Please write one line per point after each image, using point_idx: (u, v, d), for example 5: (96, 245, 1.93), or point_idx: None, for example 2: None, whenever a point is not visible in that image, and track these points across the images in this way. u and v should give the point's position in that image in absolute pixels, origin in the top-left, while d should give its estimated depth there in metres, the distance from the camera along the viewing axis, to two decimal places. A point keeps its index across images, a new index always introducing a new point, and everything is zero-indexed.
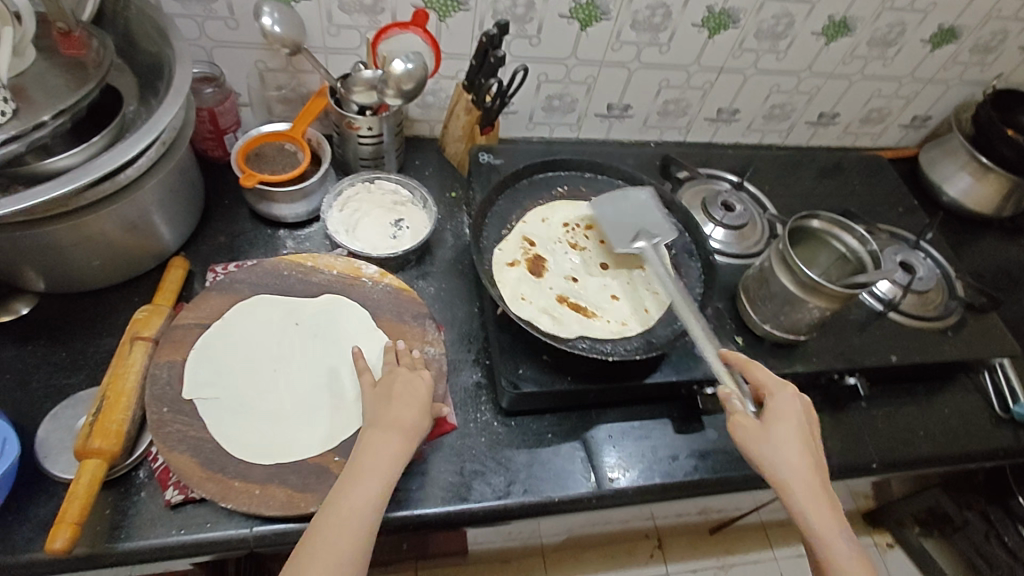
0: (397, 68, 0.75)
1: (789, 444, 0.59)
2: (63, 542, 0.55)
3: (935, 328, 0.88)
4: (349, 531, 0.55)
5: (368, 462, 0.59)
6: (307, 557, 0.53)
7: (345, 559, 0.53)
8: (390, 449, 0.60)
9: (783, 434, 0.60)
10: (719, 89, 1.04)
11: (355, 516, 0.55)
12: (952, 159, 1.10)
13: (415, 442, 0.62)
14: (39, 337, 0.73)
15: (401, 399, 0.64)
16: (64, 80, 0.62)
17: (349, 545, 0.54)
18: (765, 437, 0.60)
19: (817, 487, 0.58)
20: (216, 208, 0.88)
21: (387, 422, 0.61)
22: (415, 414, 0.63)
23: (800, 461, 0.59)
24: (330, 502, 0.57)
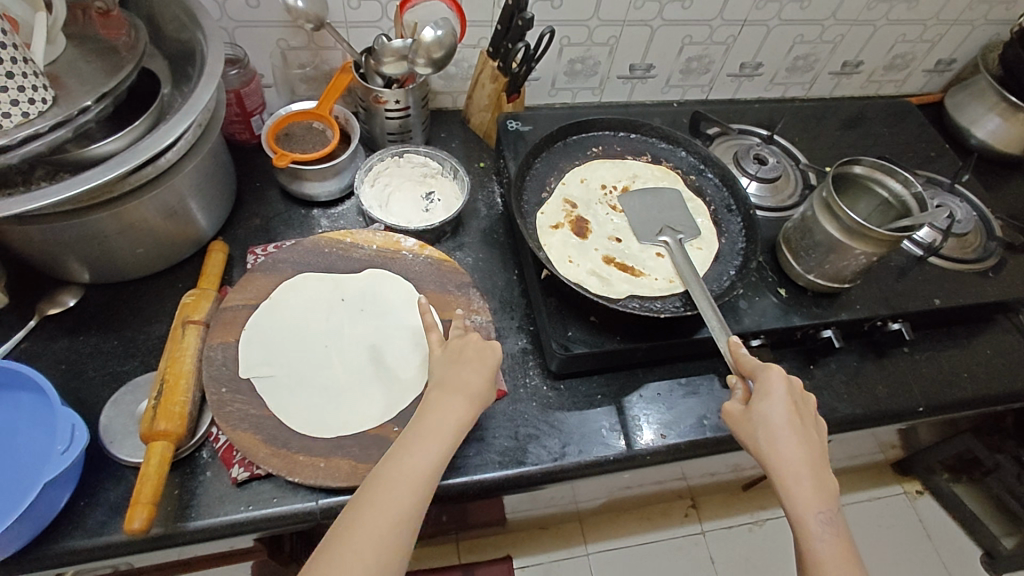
0: (426, 35, 0.75)
1: (781, 437, 0.57)
2: (142, 522, 0.56)
3: (975, 270, 0.88)
4: (412, 486, 0.55)
5: (431, 424, 0.59)
6: (371, 506, 0.54)
7: (404, 513, 0.54)
8: (456, 412, 0.60)
9: (775, 427, 0.57)
10: (742, 43, 1.03)
11: (414, 474, 0.56)
12: (981, 101, 1.09)
13: (481, 408, 0.62)
14: (90, 327, 0.74)
15: (469, 364, 0.64)
16: (98, 67, 0.61)
17: (410, 500, 0.55)
18: (758, 430, 0.58)
19: (810, 483, 0.56)
20: (248, 192, 0.88)
21: (456, 386, 0.62)
22: (485, 380, 0.63)
23: (793, 457, 0.56)
24: (390, 458, 0.58)
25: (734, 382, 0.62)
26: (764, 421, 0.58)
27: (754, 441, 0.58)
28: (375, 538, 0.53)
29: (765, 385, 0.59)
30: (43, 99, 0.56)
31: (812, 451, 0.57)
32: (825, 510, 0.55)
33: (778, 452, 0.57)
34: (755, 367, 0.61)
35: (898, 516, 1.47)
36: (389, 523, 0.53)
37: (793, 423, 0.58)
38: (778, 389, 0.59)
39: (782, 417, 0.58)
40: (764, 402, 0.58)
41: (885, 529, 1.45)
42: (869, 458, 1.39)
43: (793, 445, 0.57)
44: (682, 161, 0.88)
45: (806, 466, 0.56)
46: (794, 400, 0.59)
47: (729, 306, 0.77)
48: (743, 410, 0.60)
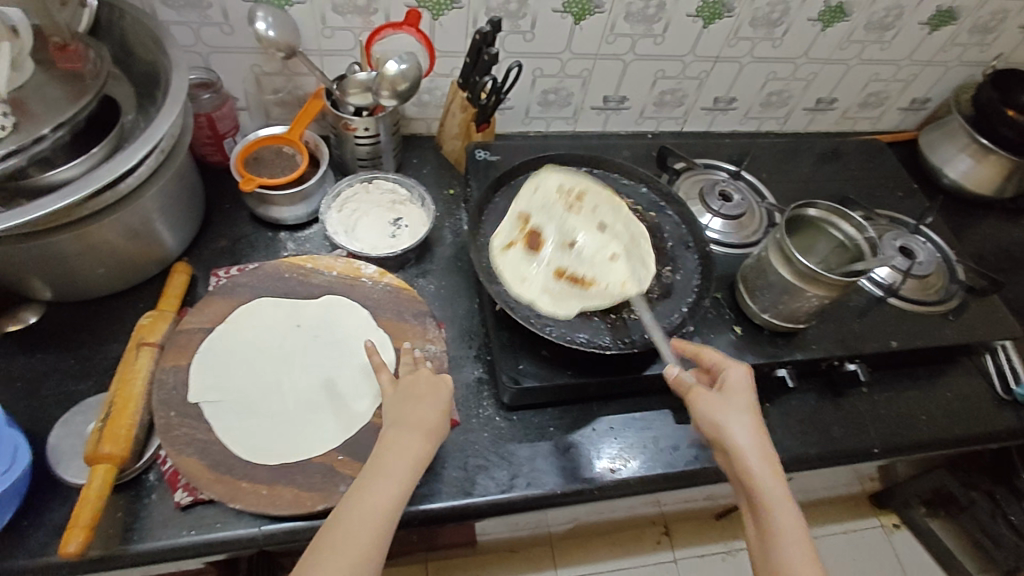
0: (391, 68, 0.77)
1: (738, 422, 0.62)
2: (77, 546, 0.57)
3: (936, 312, 0.88)
4: (373, 523, 0.55)
5: (391, 461, 0.59)
6: (330, 547, 0.54)
7: (365, 550, 0.54)
8: (413, 447, 0.61)
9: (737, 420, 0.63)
10: (715, 78, 1.04)
11: (372, 512, 0.56)
12: (952, 141, 1.09)
13: (437, 442, 0.63)
14: (48, 345, 0.75)
15: (426, 400, 0.65)
16: (63, 93, 0.62)
17: (370, 539, 0.55)
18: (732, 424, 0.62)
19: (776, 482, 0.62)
20: (217, 213, 0.89)
21: (411, 422, 0.62)
22: (440, 416, 0.64)
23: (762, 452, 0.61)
24: (348, 499, 0.57)
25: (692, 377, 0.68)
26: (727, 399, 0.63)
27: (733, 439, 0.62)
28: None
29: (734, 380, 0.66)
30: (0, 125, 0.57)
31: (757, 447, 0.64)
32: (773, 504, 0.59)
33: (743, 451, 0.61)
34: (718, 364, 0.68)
35: (873, 549, 1.46)
36: (351, 562, 0.53)
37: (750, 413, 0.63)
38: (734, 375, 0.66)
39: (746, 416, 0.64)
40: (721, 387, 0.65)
41: (860, 562, 1.43)
42: (844, 489, 1.38)
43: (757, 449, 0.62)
44: (642, 197, 0.88)
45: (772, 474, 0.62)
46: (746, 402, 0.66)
47: (683, 343, 0.78)
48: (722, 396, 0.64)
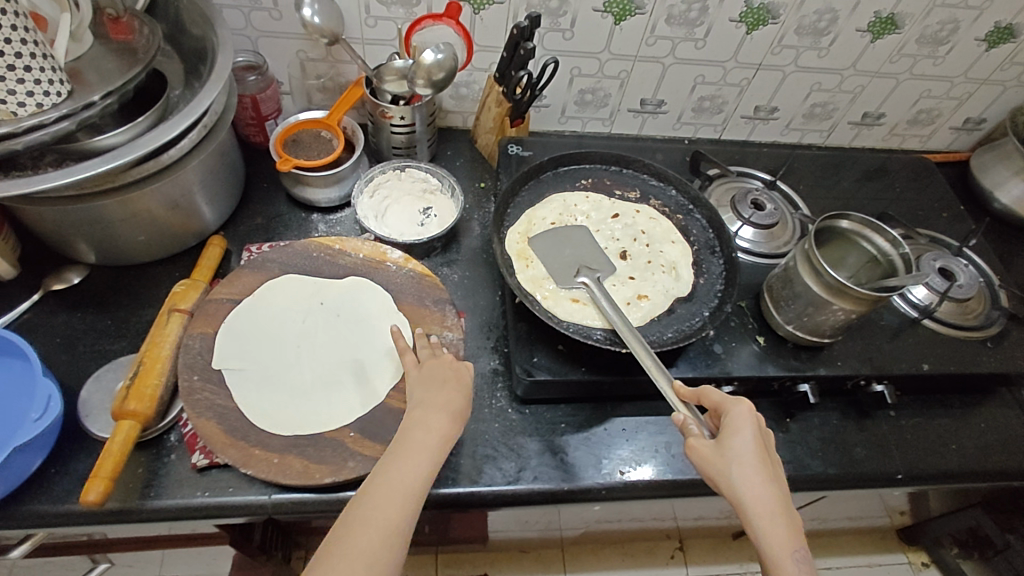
0: (427, 58, 0.79)
1: (746, 475, 0.54)
2: (96, 495, 0.59)
3: (974, 339, 0.84)
4: (402, 498, 0.56)
5: (418, 440, 0.60)
6: (358, 521, 0.54)
7: (394, 526, 0.54)
8: (439, 428, 0.61)
9: (737, 462, 0.55)
10: (757, 86, 1.02)
11: (403, 488, 0.56)
12: (1006, 164, 1.05)
13: (462, 425, 0.63)
14: (88, 306, 0.79)
15: (450, 384, 0.65)
16: (115, 65, 0.66)
17: (399, 514, 0.55)
18: (728, 463, 0.55)
19: (785, 525, 0.53)
20: (255, 191, 0.92)
21: (438, 402, 0.63)
22: (464, 400, 0.65)
23: (762, 496, 0.54)
24: (375, 475, 0.58)
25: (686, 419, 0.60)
26: (728, 454, 0.56)
27: (726, 479, 0.55)
28: (367, 550, 0.52)
29: (733, 420, 0.58)
30: (58, 91, 0.61)
31: (778, 482, 0.55)
32: (799, 550, 0.52)
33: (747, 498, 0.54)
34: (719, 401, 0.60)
35: None
36: (378, 537, 0.53)
37: (758, 461, 0.55)
38: (734, 412, 0.58)
39: (752, 456, 0.56)
40: (729, 436, 0.57)
41: None
42: (872, 521, 1.32)
43: (760, 492, 0.54)
44: (670, 199, 0.89)
45: (781, 518, 0.53)
46: (761, 439, 0.57)
47: (703, 349, 0.77)
48: (715, 445, 0.57)
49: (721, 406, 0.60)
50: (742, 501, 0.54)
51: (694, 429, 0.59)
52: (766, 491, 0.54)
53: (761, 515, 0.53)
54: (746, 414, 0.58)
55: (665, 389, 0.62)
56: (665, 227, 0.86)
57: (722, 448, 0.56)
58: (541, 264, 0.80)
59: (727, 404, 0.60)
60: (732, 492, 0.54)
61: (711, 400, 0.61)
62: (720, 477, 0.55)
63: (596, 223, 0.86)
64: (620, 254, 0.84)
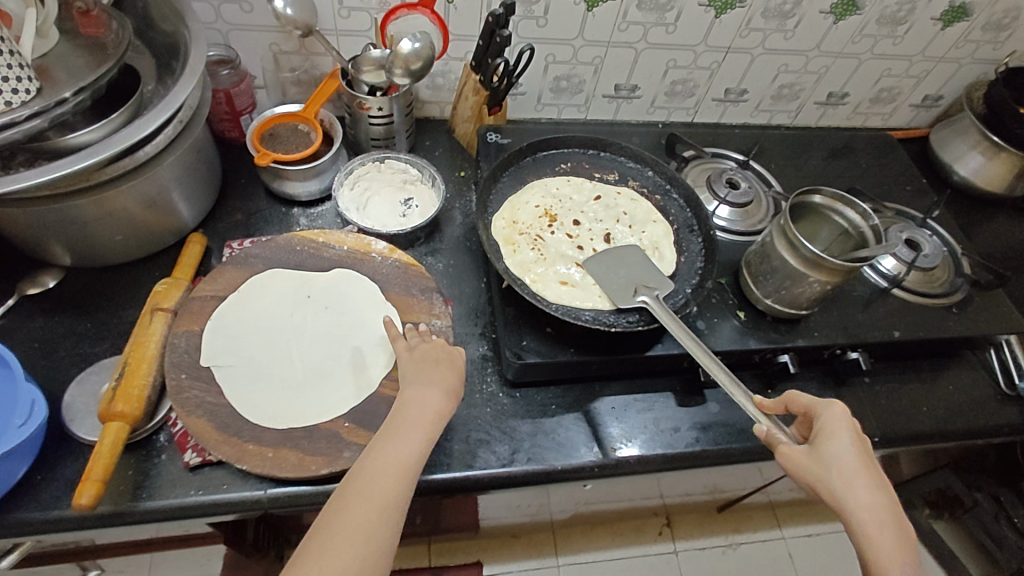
0: (404, 48, 0.79)
1: (853, 480, 0.55)
2: (89, 498, 0.58)
3: (940, 305, 0.88)
4: (396, 473, 0.56)
5: (413, 417, 0.60)
6: (354, 496, 0.54)
7: (390, 499, 0.55)
8: (433, 405, 0.62)
9: (849, 465, 0.56)
10: (727, 69, 1.04)
11: (398, 463, 0.57)
12: (964, 139, 1.09)
13: (455, 402, 0.64)
14: (66, 309, 0.77)
15: (442, 363, 0.66)
16: (84, 61, 0.64)
17: (395, 487, 0.55)
18: (827, 469, 0.56)
19: (892, 529, 0.53)
20: (232, 188, 0.91)
21: (432, 380, 0.64)
22: (458, 378, 0.66)
23: (870, 503, 0.54)
24: (372, 451, 0.58)
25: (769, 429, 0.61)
26: (831, 459, 0.56)
27: (828, 484, 0.55)
28: (363, 522, 0.53)
29: (829, 424, 0.59)
30: (27, 89, 0.59)
31: (880, 486, 0.56)
32: (908, 556, 0.52)
33: (855, 504, 0.54)
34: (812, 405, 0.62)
35: None
36: (374, 510, 0.54)
37: (860, 464, 0.56)
38: (830, 416, 0.59)
39: (853, 460, 0.56)
40: (829, 440, 0.57)
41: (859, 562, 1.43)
42: None
43: (873, 496, 0.54)
44: (648, 180, 0.91)
45: (888, 523, 0.53)
46: (859, 441, 0.58)
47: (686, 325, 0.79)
48: (809, 452, 0.58)
49: (813, 410, 0.61)
50: (846, 506, 0.54)
51: (782, 438, 0.60)
52: (877, 497, 0.54)
53: (866, 520, 0.53)
54: (842, 415, 0.59)
55: (744, 403, 0.62)
56: (646, 207, 0.87)
57: (815, 454, 0.57)
58: (527, 249, 0.81)
59: (819, 408, 0.61)
60: (836, 498, 0.55)
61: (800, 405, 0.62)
62: (818, 482, 0.56)
63: (579, 206, 0.87)
64: (604, 236, 0.85)
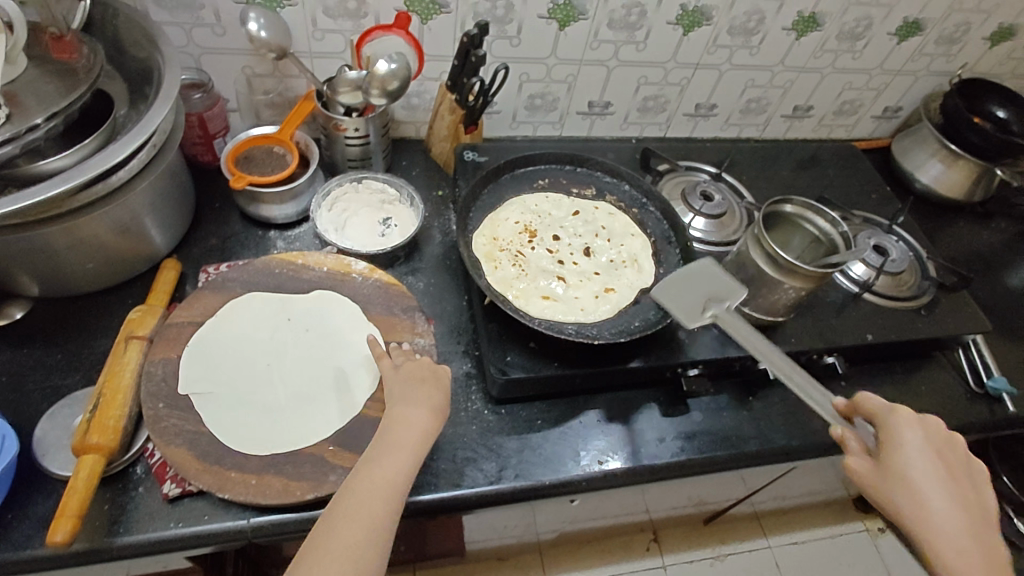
0: (381, 68, 0.80)
1: (928, 498, 0.56)
2: (63, 535, 0.56)
3: (909, 308, 0.91)
4: (384, 493, 0.56)
5: (399, 435, 0.60)
6: (341, 519, 0.53)
7: (378, 519, 0.54)
8: (420, 423, 0.61)
9: (921, 478, 0.57)
10: (696, 85, 1.07)
11: (385, 483, 0.56)
12: (924, 147, 1.14)
13: (442, 420, 0.64)
14: (35, 341, 0.75)
15: (428, 382, 0.66)
16: (55, 86, 0.63)
17: (383, 507, 0.55)
18: (893, 489, 0.57)
19: (975, 550, 0.54)
20: (207, 212, 0.90)
21: (418, 399, 0.63)
22: (444, 396, 0.65)
23: (947, 516, 0.56)
24: (358, 472, 0.58)
25: (845, 435, 0.62)
26: (903, 475, 0.57)
27: (896, 505, 0.57)
28: (351, 543, 0.52)
29: (895, 436, 0.59)
30: None
31: (958, 495, 0.57)
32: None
33: (931, 525, 0.55)
34: (879, 412, 0.61)
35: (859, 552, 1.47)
36: (362, 530, 0.53)
37: (931, 479, 0.57)
38: (903, 429, 0.59)
39: (925, 475, 0.57)
40: (898, 455, 0.58)
41: (844, 567, 1.45)
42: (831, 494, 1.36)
43: (949, 510, 0.56)
44: (624, 194, 0.93)
45: (971, 539, 0.55)
46: (934, 452, 0.58)
47: (667, 336, 0.80)
48: (877, 469, 0.59)
49: (879, 416, 0.61)
50: (924, 528, 0.56)
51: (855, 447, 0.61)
52: (956, 515, 0.56)
53: (950, 543, 0.55)
54: (908, 424, 0.59)
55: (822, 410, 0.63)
56: (624, 221, 0.89)
57: (882, 469, 0.59)
58: (508, 266, 0.82)
59: (885, 414, 0.61)
60: (918, 519, 0.56)
61: (869, 413, 0.62)
62: (889, 503, 0.57)
63: (558, 222, 0.88)
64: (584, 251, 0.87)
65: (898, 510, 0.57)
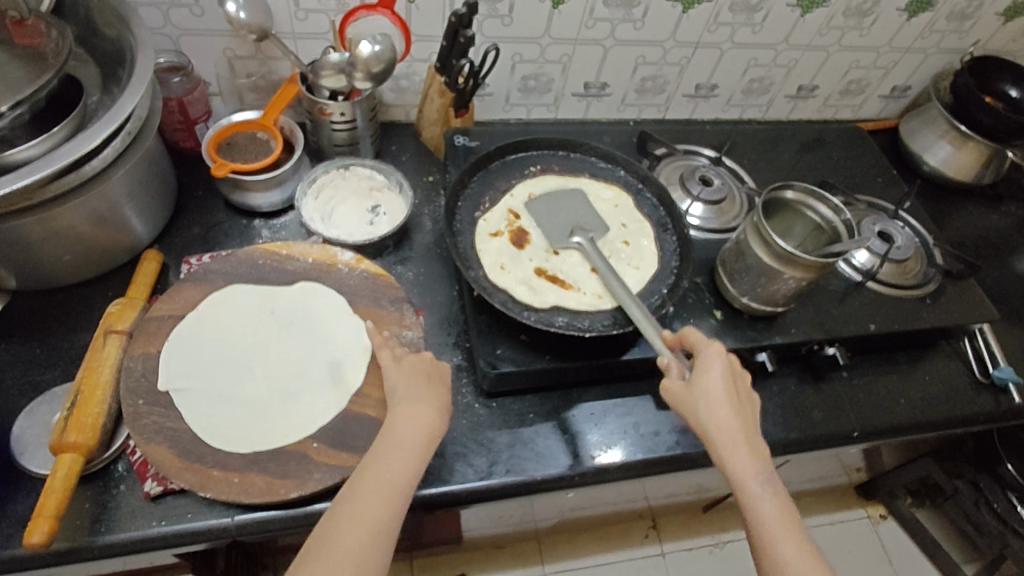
0: (364, 50, 0.76)
1: (717, 408, 0.61)
2: (41, 536, 0.55)
3: (914, 296, 0.89)
4: (388, 498, 0.54)
5: (403, 435, 0.58)
6: (344, 522, 0.52)
7: (382, 523, 0.53)
8: (425, 423, 0.60)
9: (716, 399, 0.61)
10: (697, 64, 1.03)
11: (389, 485, 0.55)
12: (932, 128, 1.10)
13: (447, 420, 0.62)
14: (14, 335, 0.73)
15: (434, 380, 0.64)
16: (19, 71, 0.60)
17: (387, 511, 0.54)
18: (700, 404, 0.61)
19: (746, 450, 0.59)
20: (190, 200, 0.87)
21: (422, 396, 0.62)
22: (449, 394, 0.64)
23: (731, 430, 0.60)
24: (362, 471, 0.56)
25: (668, 361, 0.65)
26: (704, 393, 0.61)
27: (698, 415, 0.61)
28: (353, 548, 0.51)
29: (705, 361, 0.63)
30: None
31: (744, 421, 0.61)
32: (764, 473, 0.59)
33: (716, 431, 0.60)
34: (695, 343, 0.65)
35: (861, 540, 1.42)
36: (365, 535, 0.52)
37: (730, 396, 0.62)
38: (711, 357, 0.63)
39: (721, 392, 0.61)
40: (703, 376, 0.62)
41: None
42: (832, 480, 1.33)
43: (729, 421, 0.60)
44: (618, 179, 0.90)
45: (744, 441, 0.60)
46: (731, 374, 0.63)
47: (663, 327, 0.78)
48: (685, 386, 0.63)
49: (696, 347, 0.65)
50: (711, 433, 0.60)
51: (672, 370, 0.65)
52: (735, 422, 0.60)
53: (724, 443, 0.60)
54: (720, 357, 0.64)
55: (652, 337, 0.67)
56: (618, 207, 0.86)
57: (692, 389, 0.62)
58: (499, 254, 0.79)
59: (702, 346, 0.65)
60: (707, 427, 0.60)
61: (689, 342, 0.66)
62: (694, 412, 0.61)
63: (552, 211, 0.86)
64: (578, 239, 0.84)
65: (698, 419, 0.61)
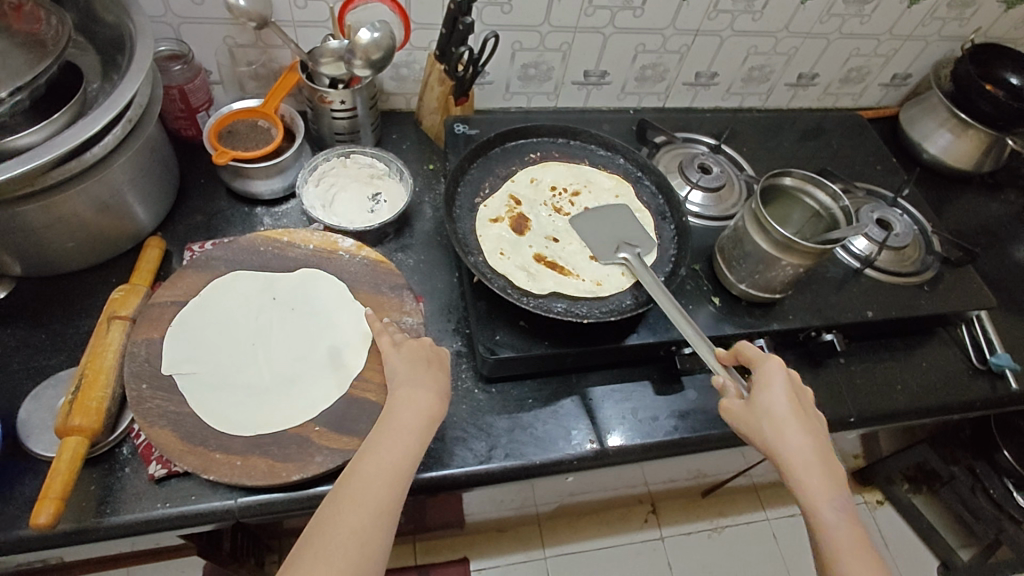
0: (363, 37, 0.76)
1: (786, 429, 0.60)
2: (47, 517, 0.56)
3: (912, 283, 0.89)
4: (389, 481, 0.55)
5: (404, 419, 0.59)
6: (348, 504, 0.53)
7: (384, 506, 0.54)
8: (425, 407, 0.61)
9: (784, 419, 0.61)
10: (697, 52, 1.03)
11: (390, 468, 0.56)
12: (932, 116, 1.10)
13: (446, 405, 0.63)
14: (19, 321, 0.74)
15: (434, 366, 0.65)
16: (19, 57, 0.61)
17: (389, 493, 0.55)
18: (763, 424, 0.61)
19: (818, 473, 0.59)
20: (191, 188, 0.88)
21: (422, 382, 0.62)
22: (448, 378, 0.65)
23: (800, 450, 0.59)
24: (363, 454, 0.57)
25: (726, 382, 0.65)
26: (768, 412, 0.61)
27: (763, 437, 0.61)
28: (356, 528, 0.52)
29: (765, 375, 0.63)
30: None
31: (814, 439, 0.61)
32: (838, 497, 0.58)
33: (784, 451, 0.60)
34: (756, 358, 0.65)
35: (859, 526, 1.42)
36: (368, 516, 0.53)
37: (794, 414, 0.61)
38: (773, 374, 0.63)
39: (785, 409, 0.61)
40: (766, 392, 0.62)
41: None
42: None
43: (801, 442, 0.60)
44: (618, 168, 0.90)
45: (817, 460, 0.59)
46: (793, 390, 0.63)
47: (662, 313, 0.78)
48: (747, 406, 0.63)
49: (755, 361, 0.65)
50: (781, 455, 0.60)
51: (732, 390, 0.65)
52: (804, 441, 0.60)
53: (796, 466, 0.59)
54: (781, 372, 0.63)
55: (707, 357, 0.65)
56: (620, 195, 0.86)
57: (753, 408, 0.62)
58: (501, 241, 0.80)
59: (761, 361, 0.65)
60: (776, 448, 0.60)
61: (748, 357, 0.66)
62: (758, 434, 0.61)
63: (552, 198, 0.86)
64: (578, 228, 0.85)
65: (763, 441, 0.61)
